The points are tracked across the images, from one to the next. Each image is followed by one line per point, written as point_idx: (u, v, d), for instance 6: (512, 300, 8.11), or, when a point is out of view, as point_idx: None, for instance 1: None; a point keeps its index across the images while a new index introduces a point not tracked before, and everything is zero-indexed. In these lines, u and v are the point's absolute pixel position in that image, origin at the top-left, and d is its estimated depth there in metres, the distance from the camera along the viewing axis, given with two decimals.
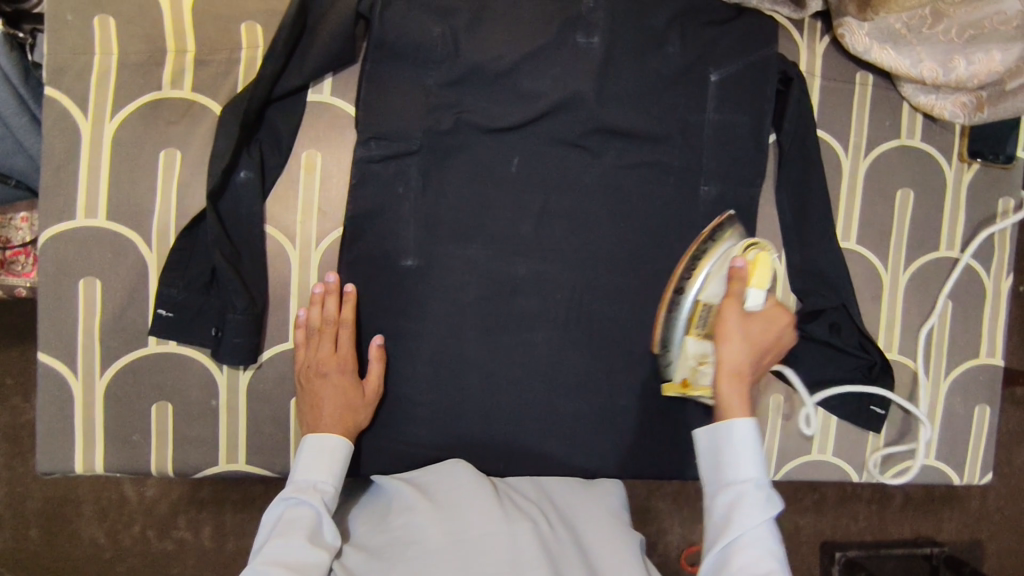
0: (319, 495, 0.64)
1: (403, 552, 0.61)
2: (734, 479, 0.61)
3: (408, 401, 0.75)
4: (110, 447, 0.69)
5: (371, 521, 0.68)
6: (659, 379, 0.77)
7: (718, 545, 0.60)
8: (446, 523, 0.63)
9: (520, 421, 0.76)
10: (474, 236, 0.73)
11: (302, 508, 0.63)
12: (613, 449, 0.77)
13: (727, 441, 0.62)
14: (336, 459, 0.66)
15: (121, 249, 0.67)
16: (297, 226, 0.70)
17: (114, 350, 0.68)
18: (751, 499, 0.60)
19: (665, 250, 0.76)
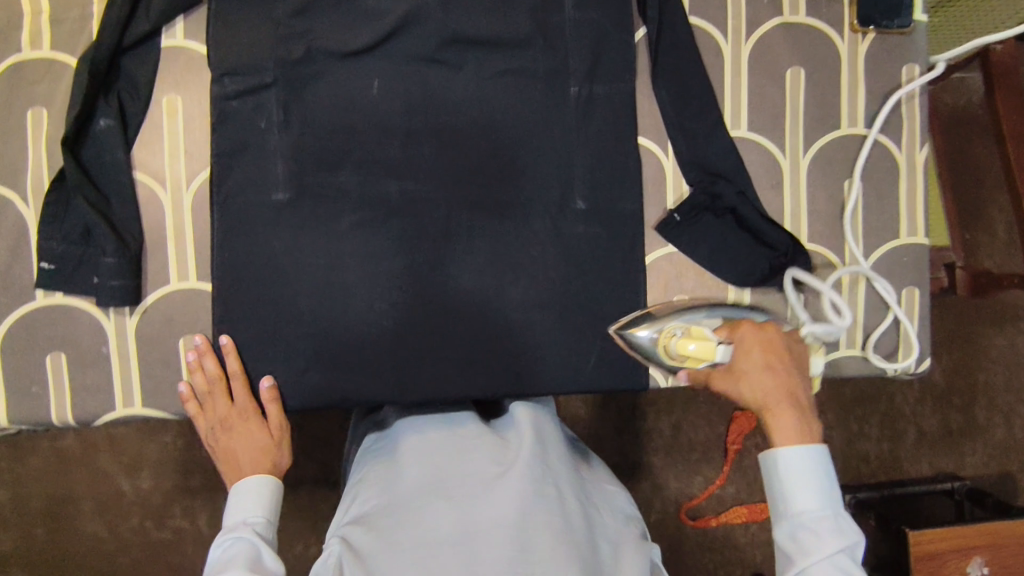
0: (249, 524, 0.71)
1: (414, 528, 0.67)
2: (794, 508, 0.61)
3: (293, 329, 0.73)
4: (11, 400, 0.71)
5: (379, 485, 0.73)
6: (553, 289, 0.75)
7: (790, 548, 0.61)
8: (456, 504, 0.68)
9: (411, 345, 0.74)
10: (343, 162, 0.73)
11: (235, 540, 0.69)
12: (515, 368, 0.75)
13: (786, 475, 0.62)
14: (265, 492, 0.73)
15: (1, 209, 0.70)
16: (166, 169, 0.72)
17: (5, 305, 0.71)
18: (819, 533, 0.60)
19: (542, 157, 0.75)
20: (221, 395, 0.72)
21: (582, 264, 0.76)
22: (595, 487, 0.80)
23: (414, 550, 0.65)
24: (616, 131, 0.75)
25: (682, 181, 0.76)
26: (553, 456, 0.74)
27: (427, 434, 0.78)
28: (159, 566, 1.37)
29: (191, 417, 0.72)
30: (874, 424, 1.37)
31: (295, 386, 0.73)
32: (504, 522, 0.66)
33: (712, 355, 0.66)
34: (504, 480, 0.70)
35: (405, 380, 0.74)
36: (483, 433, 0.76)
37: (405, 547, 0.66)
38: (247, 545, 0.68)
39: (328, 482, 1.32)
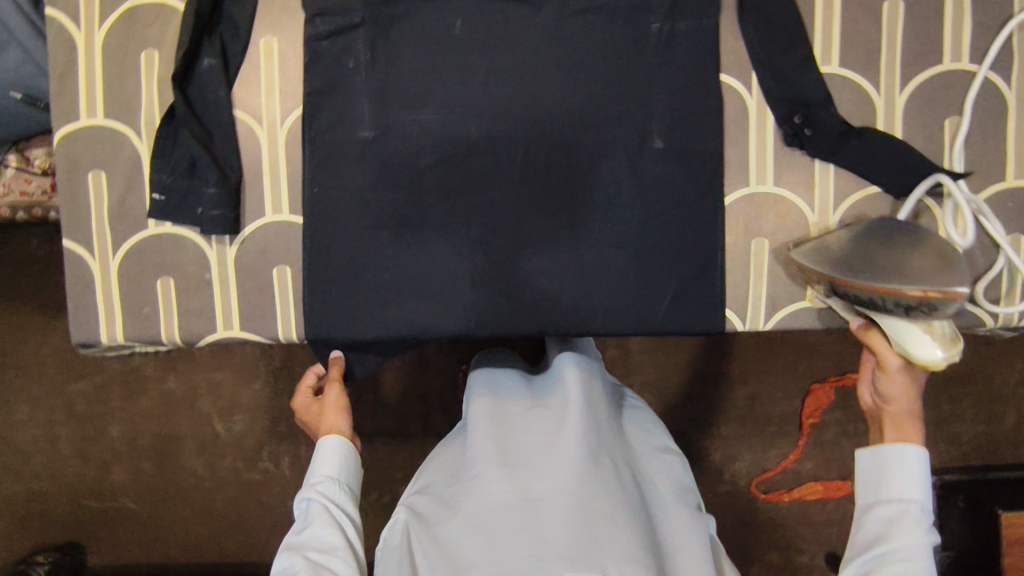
0: (320, 503, 0.74)
1: (475, 504, 0.69)
2: (897, 495, 0.65)
3: (377, 263, 0.77)
4: (126, 320, 0.78)
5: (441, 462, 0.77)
6: (629, 229, 0.75)
7: (877, 518, 0.65)
8: (513, 478, 0.69)
9: (484, 279, 0.77)
10: (425, 100, 0.75)
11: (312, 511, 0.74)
12: (588, 306, 0.76)
13: (904, 464, 0.66)
14: (333, 451, 0.78)
15: (118, 145, 0.77)
16: (262, 108, 0.76)
17: (121, 234, 0.77)
18: (915, 520, 0.63)
19: (620, 94, 0.74)
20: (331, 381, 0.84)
21: (659, 203, 0.75)
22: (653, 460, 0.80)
23: (477, 522, 0.67)
24: (697, 68, 0.74)
25: (766, 118, 0.73)
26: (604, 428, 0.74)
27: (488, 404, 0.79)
28: (249, 503, 1.47)
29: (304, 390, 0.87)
30: (965, 402, 1.31)
31: (376, 318, 0.77)
32: (563, 491, 0.67)
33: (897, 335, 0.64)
34: (561, 452, 0.70)
35: (478, 315, 0.76)
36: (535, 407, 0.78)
37: (467, 518, 0.68)
38: (316, 514, 0.73)
39: (404, 432, 1.37)
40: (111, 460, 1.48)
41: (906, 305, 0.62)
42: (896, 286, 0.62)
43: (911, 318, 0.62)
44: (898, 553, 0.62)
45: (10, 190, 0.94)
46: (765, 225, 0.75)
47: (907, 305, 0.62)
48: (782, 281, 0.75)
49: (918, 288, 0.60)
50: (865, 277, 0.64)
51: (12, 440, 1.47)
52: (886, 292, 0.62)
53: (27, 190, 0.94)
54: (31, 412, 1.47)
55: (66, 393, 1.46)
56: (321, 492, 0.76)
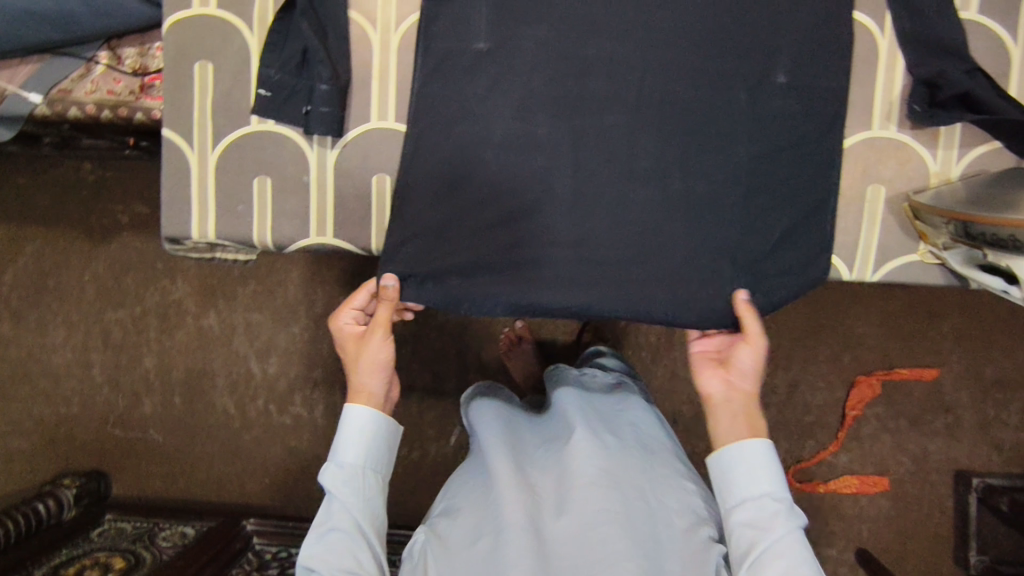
0: (348, 508, 0.70)
1: (482, 524, 0.70)
2: (742, 493, 0.67)
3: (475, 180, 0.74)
4: (219, 217, 0.77)
5: (461, 485, 0.78)
6: (746, 165, 0.72)
7: (734, 511, 0.67)
8: (517, 499, 0.70)
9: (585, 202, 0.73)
10: (544, 16, 0.72)
11: (338, 512, 0.70)
12: (694, 239, 0.72)
13: (741, 452, 0.67)
14: (366, 437, 0.72)
15: (228, 35, 0.75)
16: (377, 12, 0.74)
17: (222, 127, 0.76)
18: (773, 511, 0.65)
19: (747, 27, 0.72)
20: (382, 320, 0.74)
21: (776, 142, 0.72)
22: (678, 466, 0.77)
23: (482, 534, 0.69)
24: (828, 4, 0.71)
25: (897, 60, 0.71)
26: (615, 446, 0.75)
27: (494, 428, 0.81)
28: (279, 447, 1.44)
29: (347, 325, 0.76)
30: (1015, 409, 1.30)
31: (469, 239, 0.74)
32: (569, 499, 0.70)
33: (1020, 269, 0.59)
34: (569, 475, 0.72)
35: (578, 241, 0.72)
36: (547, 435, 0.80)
37: (476, 539, 0.69)
38: (339, 513, 0.70)
39: (444, 388, 1.34)
40: (144, 391, 1.46)
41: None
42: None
43: None
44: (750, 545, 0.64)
45: (97, 88, 0.92)
46: (882, 171, 0.73)
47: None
48: (894, 233, 0.73)
49: None
50: (993, 211, 0.60)
51: (47, 362, 1.45)
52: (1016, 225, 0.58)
53: (114, 89, 0.93)
54: (70, 335, 1.45)
55: (105, 319, 1.44)
56: (345, 485, 0.70)
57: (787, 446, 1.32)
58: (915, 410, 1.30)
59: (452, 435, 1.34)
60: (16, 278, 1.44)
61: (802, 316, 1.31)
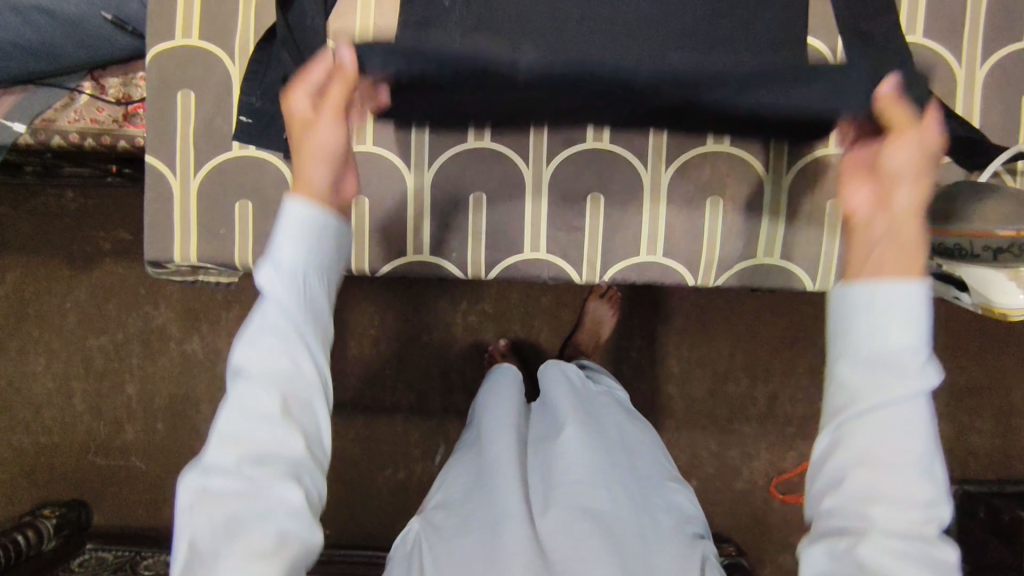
0: (279, 299, 0.47)
1: (476, 515, 0.73)
2: (860, 345, 0.45)
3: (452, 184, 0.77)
4: (201, 240, 0.79)
5: (456, 479, 0.81)
6: (710, 183, 0.76)
7: (850, 323, 0.46)
8: (513, 490, 0.74)
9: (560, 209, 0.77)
10: None
11: (267, 307, 0.48)
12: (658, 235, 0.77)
13: (885, 293, 0.45)
14: (308, 223, 0.50)
15: (209, 65, 0.78)
16: (355, 41, 0.77)
17: (204, 154, 0.78)
18: (882, 314, 0.44)
19: None
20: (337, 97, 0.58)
21: (739, 161, 0.76)
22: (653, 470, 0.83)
23: (477, 521, 0.72)
24: None
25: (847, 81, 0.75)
26: (606, 451, 0.80)
27: (495, 423, 0.86)
28: None
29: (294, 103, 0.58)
30: (985, 414, 1.34)
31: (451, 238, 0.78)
32: (563, 494, 0.74)
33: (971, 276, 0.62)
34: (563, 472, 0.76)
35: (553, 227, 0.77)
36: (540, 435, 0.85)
37: (471, 527, 0.72)
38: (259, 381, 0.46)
39: (428, 407, 1.34)
40: (127, 417, 1.45)
41: (995, 250, 0.59)
42: (985, 228, 0.59)
43: (998, 265, 0.60)
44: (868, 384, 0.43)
45: (81, 117, 0.94)
46: None
47: (996, 249, 0.59)
48: None
49: (1011, 229, 0.58)
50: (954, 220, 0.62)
51: (27, 390, 1.45)
52: (975, 235, 0.59)
53: (98, 118, 0.95)
54: (51, 363, 1.45)
55: (87, 346, 1.44)
56: (291, 284, 0.48)
57: (767, 456, 1.35)
58: None
59: (436, 456, 1.34)
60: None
61: (778, 328, 1.34)
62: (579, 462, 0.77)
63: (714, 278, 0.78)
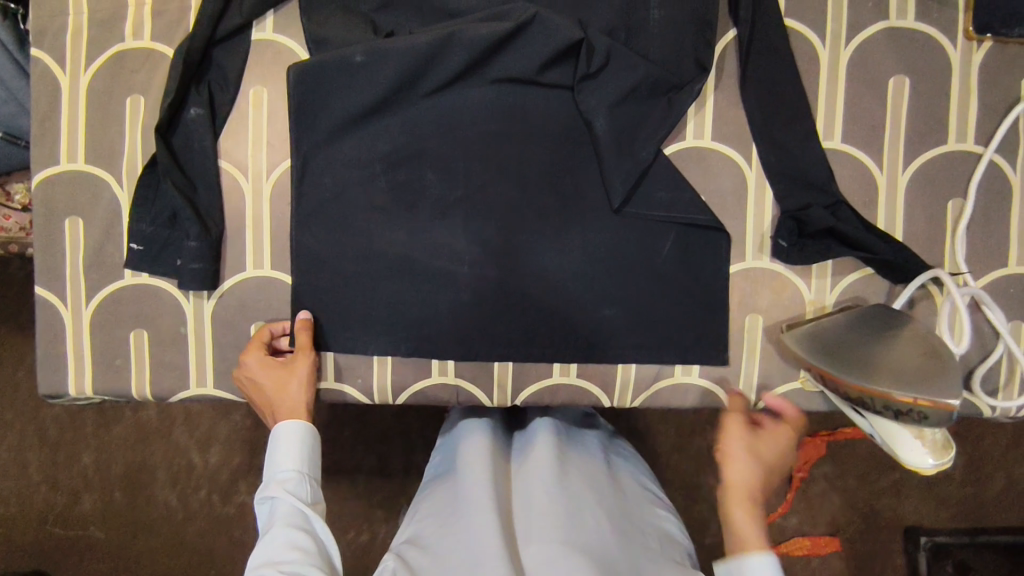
0: (292, 500, 0.68)
1: (453, 556, 0.68)
2: None
3: (356, 301, 0.74)
4: (97, 371, 0.75)
5: (432, 511, 0.75)
6: (626, 299, 0.73)
7: None
8: (492, 525, 0.68)
9: (472, 326, 0.74)
10: (419, 164, 0.73)
11: (281, 508, 0.68)
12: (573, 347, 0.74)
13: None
14: (305, 443, 0.71)
15: (97, 190, 0.74)
16: (249, 159, 0.73)
17: (96, 282, 0.74)
18: None
19: (626, 158, 0.70)
20: (302, 368, 0.72)
21: (654, 278, 0.73)
22: (640, 497, 0.79)
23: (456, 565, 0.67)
24: (697, 138, 0.72)
25: (765, 188, 0.72)
26: (585, 470, 0.77)
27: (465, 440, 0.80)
28: (222, 539, 1.40)
29: (256, 368, 0.71)
30: (958, 467, 1.29)
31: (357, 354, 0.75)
32: (547, 524, 0.69)
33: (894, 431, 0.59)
34: (547, 500, 0.71)
35: (462, 337, 0.74)
36: (522, 455, 0.79)
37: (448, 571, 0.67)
38: (282, 519, 0.67)
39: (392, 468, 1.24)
40: (83, 489, 1.42)
41: (896, 411, 0.58)
42: (885, 388, 0.58)
43: (898, 421, 0.59)
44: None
45: None
46: (760, 301, 0.73)
47: (897, 409, 0.58)
48: (776, 360, 0.73)
49: (908, 394, 0.57)
50: (857, 373, 0.60)
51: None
52: (875, 392, 0.59)
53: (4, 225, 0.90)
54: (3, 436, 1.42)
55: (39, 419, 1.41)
56: (295, 491, 0.70)
57: None
58: (862, 477, 1.27)
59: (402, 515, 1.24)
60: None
61: None
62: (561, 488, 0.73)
63: (629, 400, 0.75)
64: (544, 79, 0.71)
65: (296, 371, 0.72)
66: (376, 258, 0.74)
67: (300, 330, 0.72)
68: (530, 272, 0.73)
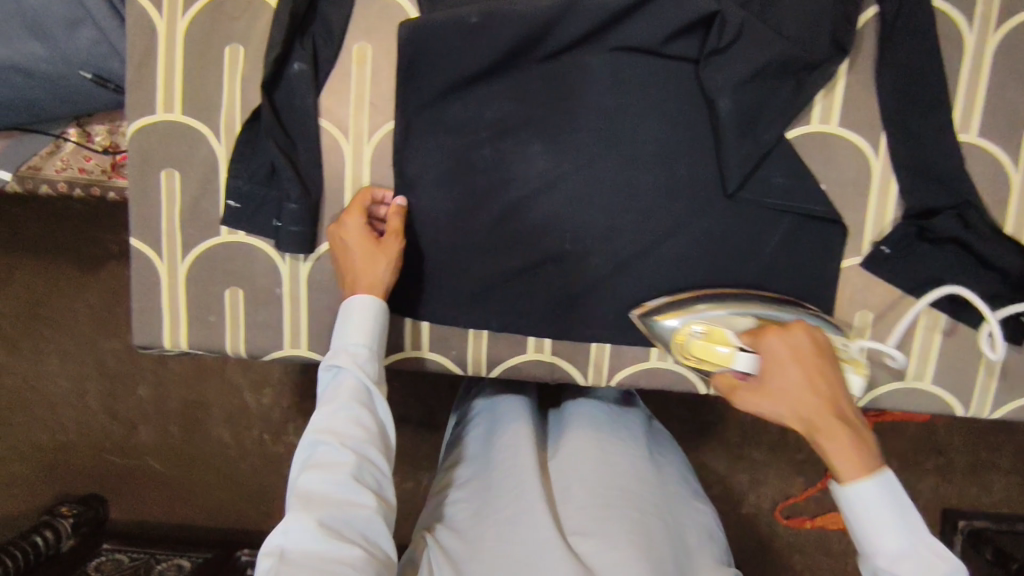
0: (360, 375, 0.65)
1: (500, 536, 0.66)
2: None
3: (453, 273, 0.73)
4: (191, 326, 0.75)
5: (470, 491, 0.73)
6: (732, 287, 0.71)
7: None
8: (540, 509, 0.67)
9: (568, 305, 0.73)
10: (525, 134, 0.70)
11: (347, 381, 0.65)
12: None
13: None
14: (377, 322, 0.67)
15: (194, 142, 0.72)
16: (350, 119, 0.71)
17: (192, 237, 0.73)
18: None
19: (748, 139, 0.67)
20: (394, 243, 0.69)
21: (764, 267, 0.70)
22: (679, 486, 0.78)
23: (503, 547, 0.65)
24: (824, 122, 0.68)
25: (890, 183, 0.68)
26: (624, 457, 0.74)
27: (503, 428, 0.78)
28: (274, 478, 1.42)
29: (350, 227, 0.69)
30: None
31: (451, 325, 0.74)
32: (598, 513, 0.67)
33: (715, 359, 0.64)
34: (594, 487, 0.70)
35: (557, 313, 0.73)
36: (559, 439, 0.78)
37: (494, 552, 0.65)
38: (345, 393, 0.64)
39: None
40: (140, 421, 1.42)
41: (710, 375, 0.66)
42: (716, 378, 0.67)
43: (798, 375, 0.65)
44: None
45: (68, 166, 0.90)
46: (871, 298, 0.70)
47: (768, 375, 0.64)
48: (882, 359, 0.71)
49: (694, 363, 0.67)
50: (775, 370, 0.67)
51: (47, 392, 1.42)
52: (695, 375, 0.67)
53: (85, 167, 0.90)
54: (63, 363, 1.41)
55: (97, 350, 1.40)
56: (361, 367, 0.66)
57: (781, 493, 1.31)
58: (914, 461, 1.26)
59: None
60: (11, 313, 1.41)
61: None
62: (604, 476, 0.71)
63: None
64: (666, 51, 0.67)
65: (386, 252, 0.69)
66: (475, 229, 0.72)
67: (397, 211, 0.70)
68: (628, 251, 0.71)
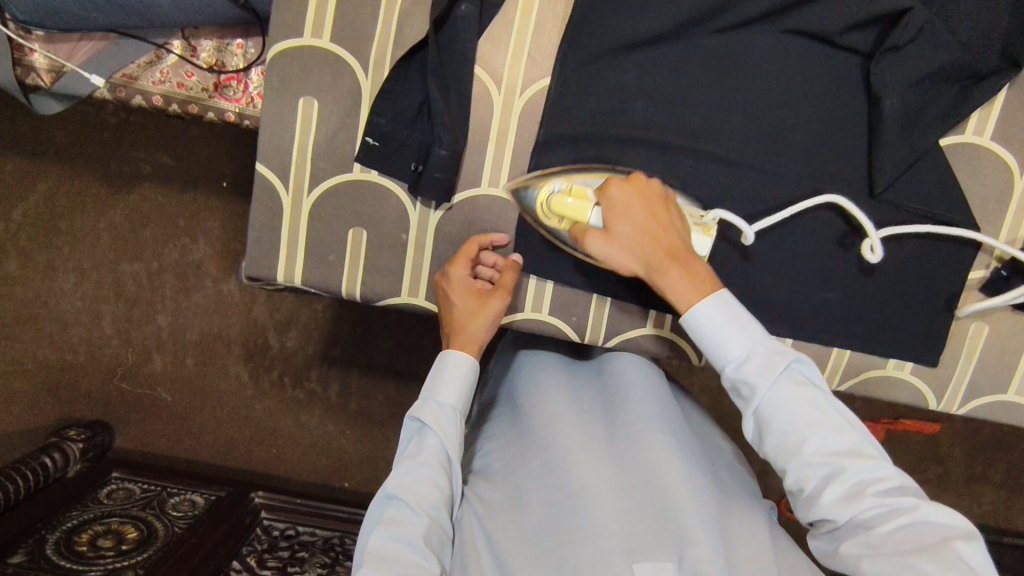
0: (441, 437, 0.64)
1: (541, 485, 0.62)
2: None
3: None
4: (309, 262, 0.74)
5: (505, 445, 0.70)
6: (864, 286, 0.72)
7: None
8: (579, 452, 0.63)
9: None
10: (683, 107, 0.69)
11: (430, 441, 0.64)
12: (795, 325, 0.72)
13: None
14: (467, 381, 0.68)
15: (339, 73, 0.69)
16: (505, 70, 0.69)
17: (323, 171, 0.71)
18: None
19: (907, 141, 0.67)
20: (498, 300, 0.69)
21: (897, 269, 0.71)
22: (714, 446, 0.74)
23: (545, 497, 0.61)
24: (977, 134, 0.69)
25: None
26: (660, 396, 0.69)
27: (534, 378, 0.74)
28: None
29: (460, 277, 0.69)
30: None
31: (573, 292, 0.74)
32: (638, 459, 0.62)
33: (583, 219, 0.64)
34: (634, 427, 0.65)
35: None
36: (588, 385, 0.73)
37: (536, 503, 0.62)
38: (428, 452, 0.63)
39: None
40: (155, 349, 1.22)
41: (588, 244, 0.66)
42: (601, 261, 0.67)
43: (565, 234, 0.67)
44: (828, 459, 0.53)
45: (167, 79, 0.85)
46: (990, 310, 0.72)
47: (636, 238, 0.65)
48: (989, 369, 0.73)
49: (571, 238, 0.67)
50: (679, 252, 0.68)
51: (53, 305, 1.21)
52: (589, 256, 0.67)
53: (185, 83, 0.85)
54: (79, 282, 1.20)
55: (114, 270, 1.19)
56: (443, 428, 0.65)
57: None
58: None
59: None
60: (15, 220, 1.19)
61: None
62: (622, 411, 0.67)
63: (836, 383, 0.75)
64: (841, 42, 0.66)
65: (491, 307, 0.69)
66: None
67: (508, 268, 0.70)
68: (690, 204, 0.68)
